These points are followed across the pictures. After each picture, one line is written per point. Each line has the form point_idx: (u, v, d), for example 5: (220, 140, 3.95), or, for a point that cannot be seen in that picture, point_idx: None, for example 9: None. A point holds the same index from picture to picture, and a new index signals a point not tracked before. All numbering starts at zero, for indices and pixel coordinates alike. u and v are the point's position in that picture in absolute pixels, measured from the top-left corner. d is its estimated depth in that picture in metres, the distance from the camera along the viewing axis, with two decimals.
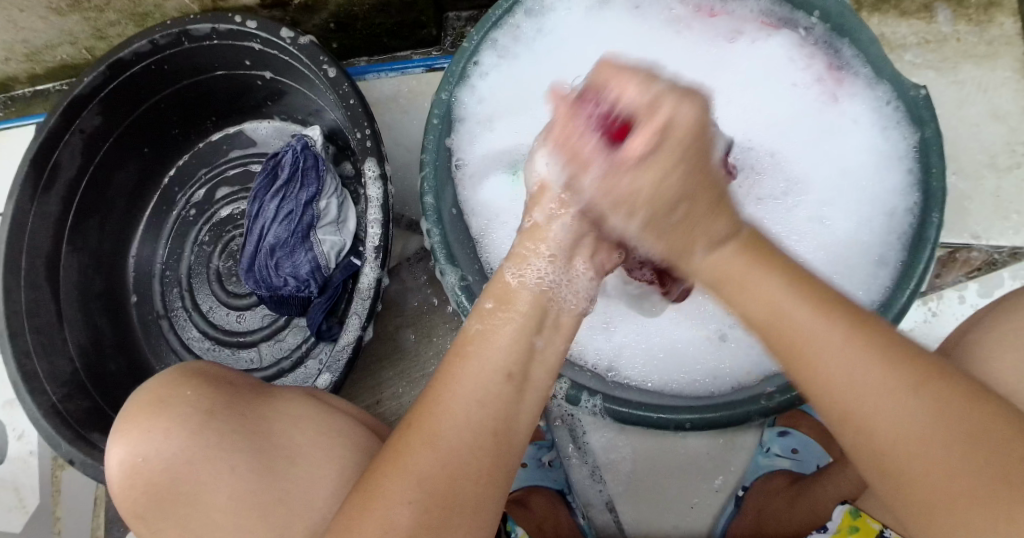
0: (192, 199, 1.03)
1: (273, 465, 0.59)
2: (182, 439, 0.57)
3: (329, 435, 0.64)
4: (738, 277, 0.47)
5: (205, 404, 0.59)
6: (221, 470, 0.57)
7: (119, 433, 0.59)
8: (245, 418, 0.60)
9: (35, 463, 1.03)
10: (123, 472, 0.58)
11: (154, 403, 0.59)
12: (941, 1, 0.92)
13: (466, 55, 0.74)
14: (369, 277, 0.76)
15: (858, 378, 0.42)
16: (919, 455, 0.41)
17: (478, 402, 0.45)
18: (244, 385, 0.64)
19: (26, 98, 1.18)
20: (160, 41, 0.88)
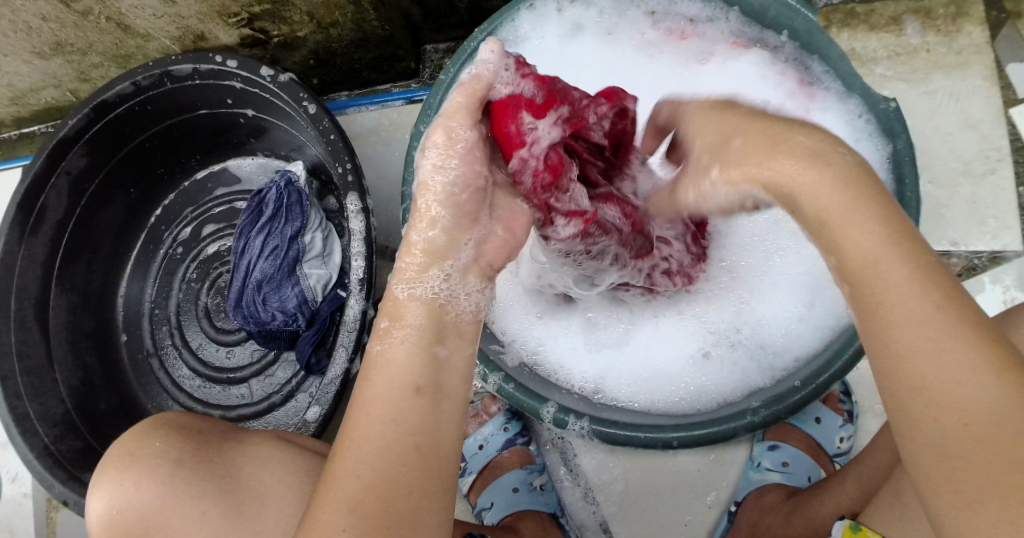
0: (179, 237, 1.04)
1: (243, 506, 0.63)
2: (152, 488, 0.61)
3: (299, 473, 0.66)
4: (838, 223, 0.43)
5: (174, 454, 0.63)
6: (193, 515, 0.61)
7: (98, 484, 0.64)
8: (212, 464, 0.63)
9: (29, 505, 1.02)
10: (102, 521, 0.63)
11: (124, 455, 0.63)
12: (908, 14, 0.95)
13: (443, 87, 0.76)
14: (355, 310, 0.77)
15: (943, 356, 0.39)
16: (988, 451, 0.37)
17: (392, 418, 0.45)
18: (210, 431, 0.67)
19: (12, 141, 1.19)
20: (143, 82, 0.89)
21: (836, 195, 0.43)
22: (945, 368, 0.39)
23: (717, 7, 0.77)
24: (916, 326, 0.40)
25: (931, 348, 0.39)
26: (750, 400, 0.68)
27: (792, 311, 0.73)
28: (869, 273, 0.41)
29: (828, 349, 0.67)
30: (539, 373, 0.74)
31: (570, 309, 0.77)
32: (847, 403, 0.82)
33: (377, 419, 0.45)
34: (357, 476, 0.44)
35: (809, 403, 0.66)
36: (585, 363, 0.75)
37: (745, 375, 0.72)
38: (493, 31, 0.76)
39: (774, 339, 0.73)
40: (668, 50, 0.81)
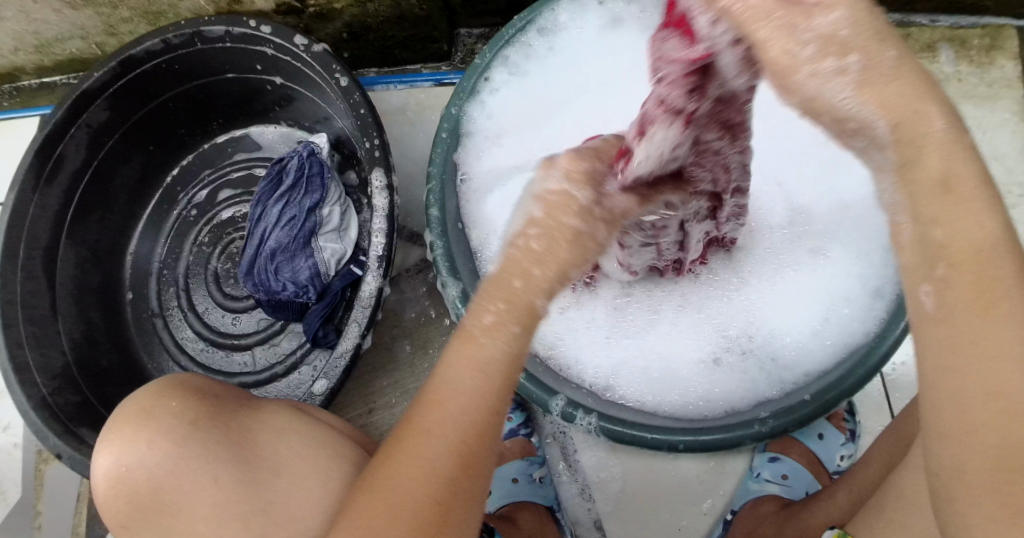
0: (194, 199, 1.03)
1: (254, 475, 0.61)
2: (168, 450, 0.59)
3: (314, 446, 0.65)
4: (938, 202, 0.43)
5: (190, 417, 0.61)
6: (204, 481, 0.59)
7: (107, 440, 0.60)
8: (228, 431, 0.62)
9: (20, 455, 1.02)
10: (109, 481, 0.60)
11: (141, 415, 0.60)
12: (943, 42, 0.95)
13: (477, 71, 0.76)
14: (370, 286, 0.76)
15: (1006, 350, 0.41)
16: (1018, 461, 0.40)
17: (482, 401, 0.47)
18: (230, 400, 0.65)
19: (32, 89, 1.18)
20: (173, 41, 0.88)
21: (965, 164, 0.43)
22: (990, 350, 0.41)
23: None
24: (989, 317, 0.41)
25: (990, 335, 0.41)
26: (759, 409, 0.69)
27: (808, 327, 0.73)
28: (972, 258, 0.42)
29: (841, 369, 0.68)
30: (551, 366, 0.74)
31: (592, 298, 0.77)
32: (850, 422, 0.82)
33: (465, 391, 0.47)
34: (440, 440, 0.47)
35: (814, 420, 0.67)
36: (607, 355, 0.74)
37: (755, 384, 0.71)
38: (532, 20, 0.77)
39: (788, 351, 0.72)
40: None
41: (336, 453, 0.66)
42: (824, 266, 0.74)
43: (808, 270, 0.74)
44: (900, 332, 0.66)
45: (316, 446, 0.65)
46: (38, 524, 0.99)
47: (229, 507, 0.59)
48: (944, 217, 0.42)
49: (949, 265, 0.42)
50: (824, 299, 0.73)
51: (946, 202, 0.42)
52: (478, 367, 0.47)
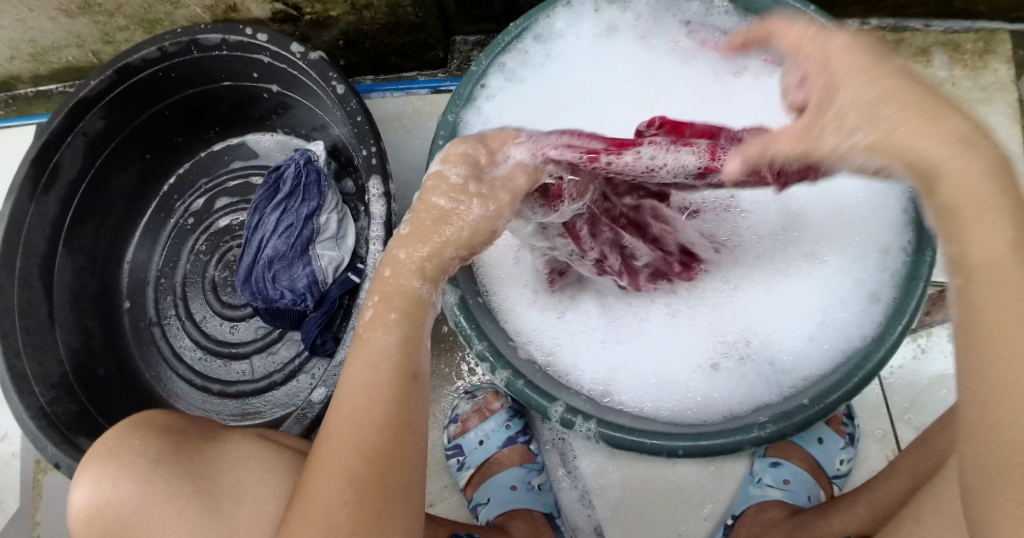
0: (191, 207, 1.03)
1: (218, 504, 0.61)
2: (131, 486, 0.60)
3: (280, 472, 0.65)
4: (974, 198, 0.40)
5: (152, 453, 0.62)
6: (169, 513, 0.60)
7: (76, 480, 0.63)
8: (191, 462, 0.63)
9: (17, 465, 1.01)
10: (82, 518, 0.61)
11: (105, 455, 0.62)
12: (937, 46, 0.96)
13: (473, 79, 0.76)
14: (369, 293, 0.76)
15: None
16: None
17: (384, 402, 0.50)
18: (193, 432, 0.66)
19: (28, 97, 1.18)
20: (170, 49, 0.89)
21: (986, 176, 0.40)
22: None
23: (752, 21, 0.76)
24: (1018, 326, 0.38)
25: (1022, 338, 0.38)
26: (757, 413, 0.69)
27: (802, 332, 0.73)
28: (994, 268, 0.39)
29: (838, 373, 0.68)
30: (550, 373, 0.74)
31: (581, 306, 0.77)
32: (849, 425, 0.82)
33: (360, 396, 0.50)
34: (344, 445, 0.49)
35: (815, 424, 0.66)
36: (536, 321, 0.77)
37: (752, 389, 0.72)
38: (527, 27, 0.78)
39: (786, 355, 0.73)
40: (701, 59, 0.79)
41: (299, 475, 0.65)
42: (819, 272, 0.74)
43: (802, 274, 0.74)
44: (896, 335, 0.66)
45: (280, 471, 0.65)
46: (36, 534, 0.98)
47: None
48: (965, 232, 0.40)
49: (970, 277, 0.40)
50: (821, 303, 0.73)
51: (973, 207, 0.40)
52: (370, 363, 0.51)
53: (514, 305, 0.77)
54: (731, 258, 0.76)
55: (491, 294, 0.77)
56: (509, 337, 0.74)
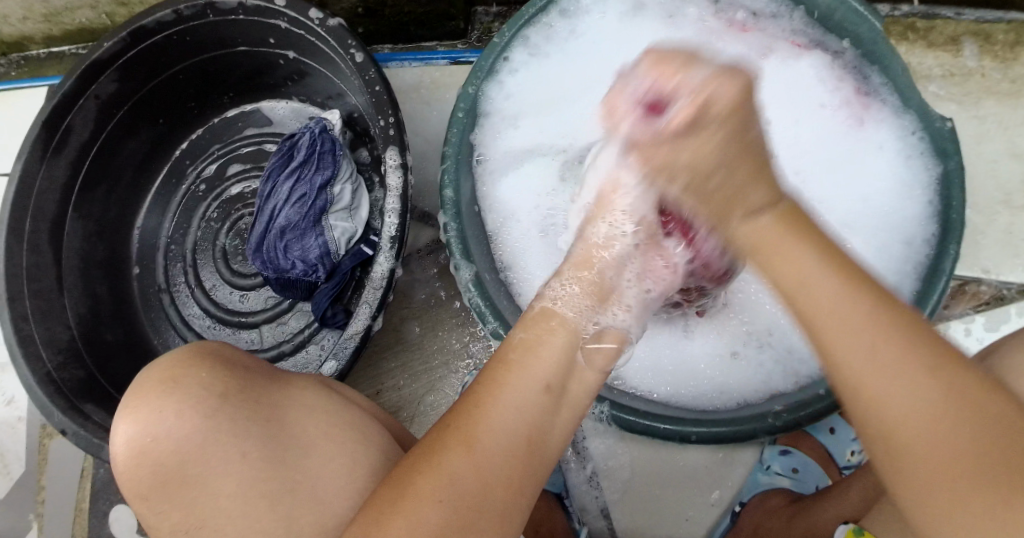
0: (203, 173, 1.02)
1: (283, 454, 0.57)
2: (193, 421, 0.55)
3: (348, 430, 0.62)
4: (769, 245, 0.49)
5: (220, 388, 0.57)
6: (233, 454, 0.55)
7: (127, 408, 0.56)
8: (258, 406, 0.58)
9: (24, 429, 1.01)
10: (131, 453, 0.55)
11: (167, 382, 0.56)
12: (968, 35, 0.93)
13: (495, 51, 0.73)
14: (383, 266, 0.74)
15: (874, 357, 0.45)
16: (930, 443, 0.44)
17: (515, 407, 0.50)
18: (259, 373, 0.62)
19: (40, 59, 1.17)
20: (184, 13, 0.87)
21: (776, 228, 0.50)
22: (892, 385, 0.45)
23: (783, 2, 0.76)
24: (850, 336, 0.46)
25: (871, 366, 0.45)
26: (773, 403, 0.68)
27: None
28: (799, 288, 0.48)
29: None
30: None
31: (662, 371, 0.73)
32: None
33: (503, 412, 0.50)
34: (468, 455, 0.48)
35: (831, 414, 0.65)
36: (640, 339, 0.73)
37: (770, 378, 0.71)
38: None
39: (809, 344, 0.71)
40: (727, 39, 0.78)
41: (365, 440, 0.63)
42: None
43: None
44: None
45: (345, 429, 0.62)
46: (42, 498, 0.99)
47: (253, 486, 0.55)
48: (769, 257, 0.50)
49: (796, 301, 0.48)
50: None
51: (766, 246, 0.50)
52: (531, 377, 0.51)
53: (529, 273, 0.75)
54: None
55: (508, 268, 0.75)
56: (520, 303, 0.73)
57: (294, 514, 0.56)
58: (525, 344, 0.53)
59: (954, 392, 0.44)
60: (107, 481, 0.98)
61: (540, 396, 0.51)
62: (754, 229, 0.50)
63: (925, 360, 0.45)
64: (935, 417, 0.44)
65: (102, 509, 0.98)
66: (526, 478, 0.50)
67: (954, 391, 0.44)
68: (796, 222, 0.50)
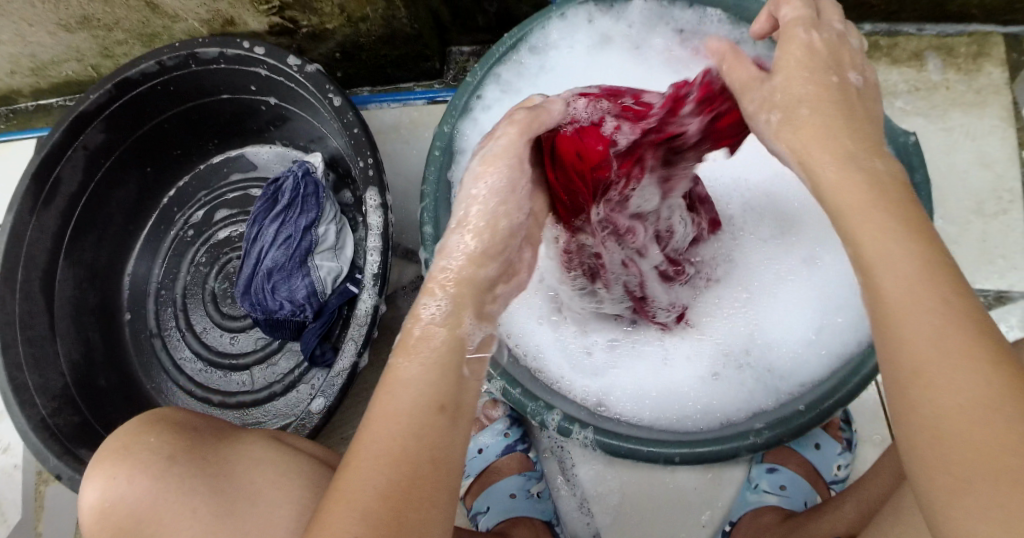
0: (191, 219, 1.04)
1: (231, 505, 0.59)
2: (145, 483, 0.58)
3: (292, 476, 0.62)
4: (857, 206, 0.45)
5: (166, 451, 0.59)
6: (182, 512, 0.58)
7: (88, 475, 0.61)
8: (205, 462, 0.60)
9: (19, 477, 1.02)
10: (94, 514, 0.59)
11: (118, 450, 0.60)
12: (931, 50, 0.96)
13: (469, 89, 0.77)
14: (367, 304, 0.76)
15: (932, 336, 0.40)
16: (973, 431, 0.38)
17: (412, 433, 0.46)
18: (206, 430, 0.63)
19: (28, 111, 1.19)
20: (167, 63, 0.89)
21: (862, 191, 0.46)
22: (945, 361, 0.40)
23: None
24: (918, 310, 0.41)
25: (936, 346, 0.40)
26: (754, 420, 0.69)
27: (801, 335, 0.74)
28: (877, 261, 0.43)
29: (837, 377, 0.67)
30: (544, 380, 0.74)
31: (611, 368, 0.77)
32: (846, 430, 0.82)
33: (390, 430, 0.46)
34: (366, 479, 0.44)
35: (811, 429, 0.66)
36: (601, 327, 0.79)
37: (751, 395, 0.72)
38: (523, 38, 0.78)
39: (784, 360, 0.73)
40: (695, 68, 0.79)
41: (312, 482, 0.62)
42: (817, 274, 0.75)
43: (801, 277, 0.76)
44: None
45: (291, 476, 0.62)
46: None
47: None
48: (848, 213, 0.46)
49: (865, 268, 0.44)
50: (815, 309, 0.74)
51: (853, 211, 0.45)
52: None
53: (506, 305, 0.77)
54: (740, 273, 0.78)
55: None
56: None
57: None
58: (404, 373, 0.48)
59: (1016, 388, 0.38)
60: None
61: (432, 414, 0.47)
62: (839, 191, 0.47)
63: (989, 349, 0.39)
64: (984, 408, 0.38)
65: None
66: (438, 493, 0.45)
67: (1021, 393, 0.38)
68: (889, 183, 0.46)
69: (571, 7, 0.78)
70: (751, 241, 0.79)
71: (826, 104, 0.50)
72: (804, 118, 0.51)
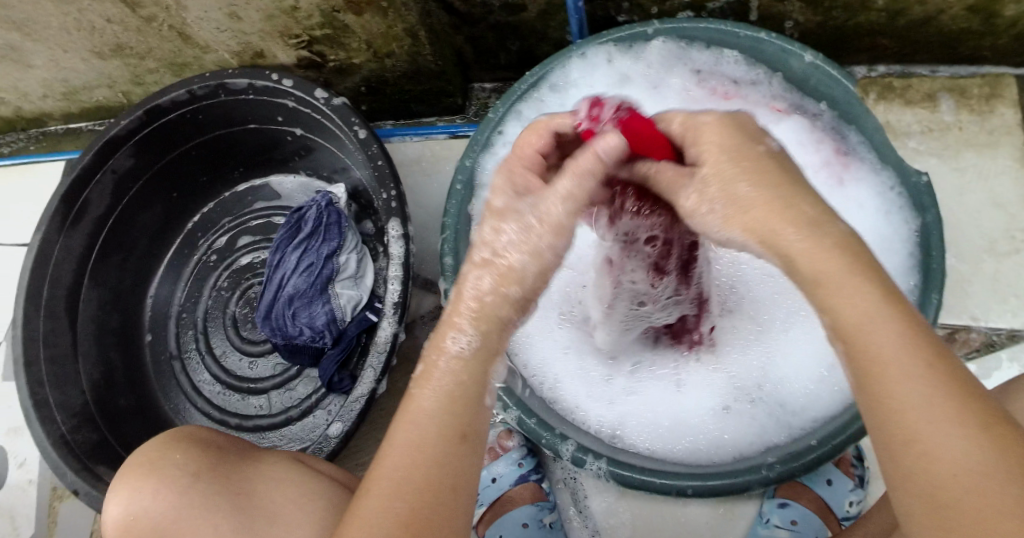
0: (214, 245, 1.06)
1: (251, 522, 0.61)
2: (170, 499, 0.61)
3: (312, 495, 0.64)
4: (830, 279, 0.46)
5: (191, 467, 0.62)
6: (203, 527, 0.60)
7: (114, 487, 0.64)
8: (228, 480, 0.62)
9: (34, 491, 1.03)
10: (118, 526, 0.62)
11: (145, 464, 0.63)
12: (944, 92, 0.98)
13: (491, 124, 0.79)
14: (386, 332, 0.77)
15: (924, 406, 0.42)
16: (974, 494, 0.41)
17: (436, 462, 0.48)
18: (230, 449, 0.66)
19: (57, 135, 1.23)
20: (197, 92, 0.92)
21: (834, 260, 0.46)
22: (940, 429, 0.42)
23: (762, 70, 0.80)
24: (907, 380, 0.43)
25: (923, 408, 0.42)
26: (766, 455, 0.70)
27: (814, 372, 0.74)
28: (860, 331, 0.45)
29: (847, 413, 0.68)
30: (557, 409, 0.76)
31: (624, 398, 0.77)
32: (858, 467, 0.83)
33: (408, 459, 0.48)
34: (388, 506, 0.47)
35: (823, 464, 0.67)
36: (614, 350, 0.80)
37: (763, 431, 0.73)
38: (544, 77, 0.80)
39: (796, 397, 0.74)
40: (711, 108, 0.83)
41: (332, 503, 0.64)
42: None
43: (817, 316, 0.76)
44: None
45: (312, 496, 0.64)
46: None
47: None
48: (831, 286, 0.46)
49: (848, 340, 0.45)
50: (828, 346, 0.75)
51: (831, 280, 0.46)
52: None
53: (527, 337, 0.80)
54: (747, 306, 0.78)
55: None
56: (510, 354, 0.78)
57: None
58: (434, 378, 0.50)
59: (1003, 450, 0.41)
60: None
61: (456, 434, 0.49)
62: (810, 261, 0.47)
63: (975, 412, 0.42)
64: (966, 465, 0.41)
65: None
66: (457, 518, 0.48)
67: (1001, 446, 0.41)
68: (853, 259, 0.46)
69: (592, 47, 0.80)
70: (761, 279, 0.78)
71: (769, 175, 0.50)
72: (748, 197, 0.50)
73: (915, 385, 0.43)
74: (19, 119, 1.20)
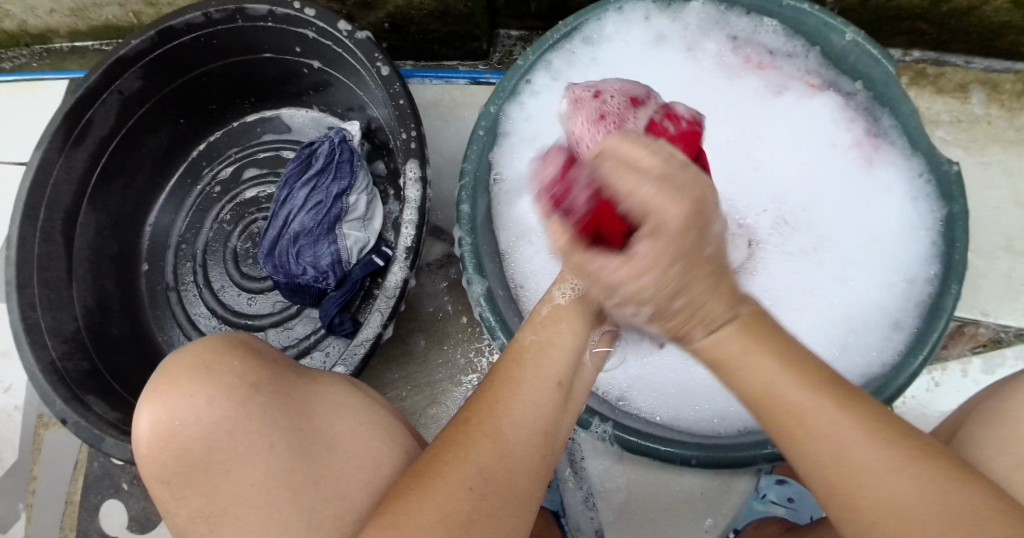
0: (219, 175, 1.03)
1: (311, 445, 0.56)
2: (225, 407, 0.55)
3: (371, 426, 0.61)
4: (735, 356, 0.48)
5: (250, 378, 0.57)
6: (258, 444, 0.55)
7: (152, 392, 0.56)
8: (287, 398, 0.58)
9: (20, 417, 1.01)
10: (155, 435, 0.55)
11: (197, 367, 0.56)
12: (976, 84, 0.95)
13: (518, 73, 0.75)
14: (396, 276, 0.75)
15: (842, 453, 0.45)
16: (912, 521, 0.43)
17: (535, 408, 0.50)
18: (285, 366, 0.61)
19: (63, 52, 1.18)
20: (213, 15, 0.88)
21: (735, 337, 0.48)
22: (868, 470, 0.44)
23: (800, 43, 0.78)
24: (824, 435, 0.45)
25: (845, 454, 0.45)
26: None
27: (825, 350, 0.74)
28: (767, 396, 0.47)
29: None
30: None
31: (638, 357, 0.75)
32: None
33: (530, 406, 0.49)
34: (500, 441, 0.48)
35: None
36: None
37: None
38: (578, 27, 0.77)
39: None
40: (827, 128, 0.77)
41: (389, 438, 0.62)
42: (845, 293, 0.75)
43: (827, 296, 0.76)
44: (917, 366, 0.66)
45: (369, 427, 0.61)
46: (32, 488, 0.98)
47: (280, 476, 0.54)
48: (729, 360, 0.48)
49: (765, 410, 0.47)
50: (841, 326, 0.74)
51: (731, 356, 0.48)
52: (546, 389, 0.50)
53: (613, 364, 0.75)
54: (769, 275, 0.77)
55: (507, 255, 0.78)
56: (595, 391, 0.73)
57: (315, 507, 0.55)
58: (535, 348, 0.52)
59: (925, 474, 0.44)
60: (100, 475, 0.98)
61: (552, 393, 0.51)
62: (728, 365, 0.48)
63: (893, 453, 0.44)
64: (906, 514, 0.43)
65: (94, 503, 0.97)
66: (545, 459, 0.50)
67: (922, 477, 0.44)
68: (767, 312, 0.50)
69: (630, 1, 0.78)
70: (781, 255, 0.77)
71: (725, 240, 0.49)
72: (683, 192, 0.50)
73: (840, 429, 0.45)
74: (22, 34, 1.15)
